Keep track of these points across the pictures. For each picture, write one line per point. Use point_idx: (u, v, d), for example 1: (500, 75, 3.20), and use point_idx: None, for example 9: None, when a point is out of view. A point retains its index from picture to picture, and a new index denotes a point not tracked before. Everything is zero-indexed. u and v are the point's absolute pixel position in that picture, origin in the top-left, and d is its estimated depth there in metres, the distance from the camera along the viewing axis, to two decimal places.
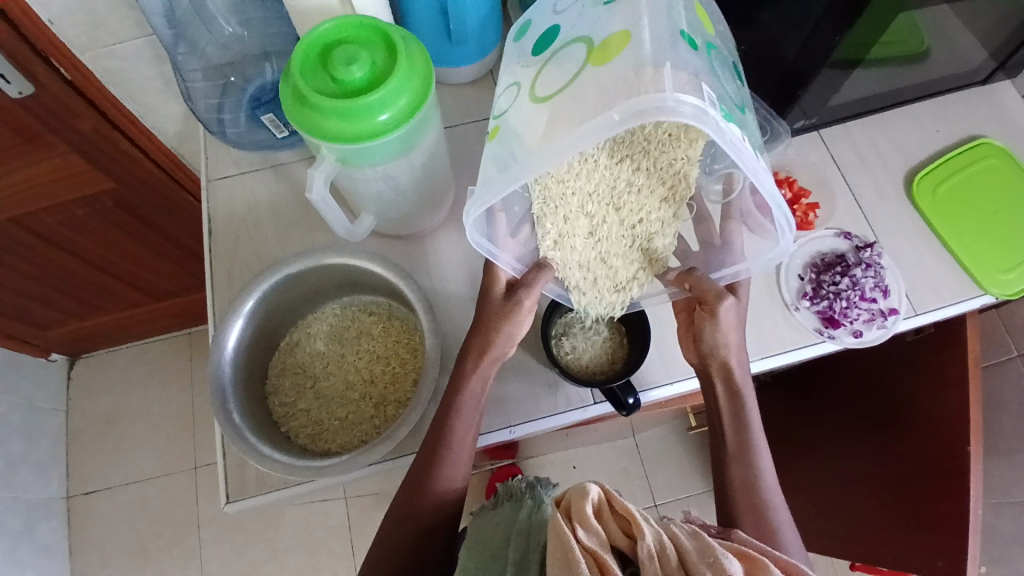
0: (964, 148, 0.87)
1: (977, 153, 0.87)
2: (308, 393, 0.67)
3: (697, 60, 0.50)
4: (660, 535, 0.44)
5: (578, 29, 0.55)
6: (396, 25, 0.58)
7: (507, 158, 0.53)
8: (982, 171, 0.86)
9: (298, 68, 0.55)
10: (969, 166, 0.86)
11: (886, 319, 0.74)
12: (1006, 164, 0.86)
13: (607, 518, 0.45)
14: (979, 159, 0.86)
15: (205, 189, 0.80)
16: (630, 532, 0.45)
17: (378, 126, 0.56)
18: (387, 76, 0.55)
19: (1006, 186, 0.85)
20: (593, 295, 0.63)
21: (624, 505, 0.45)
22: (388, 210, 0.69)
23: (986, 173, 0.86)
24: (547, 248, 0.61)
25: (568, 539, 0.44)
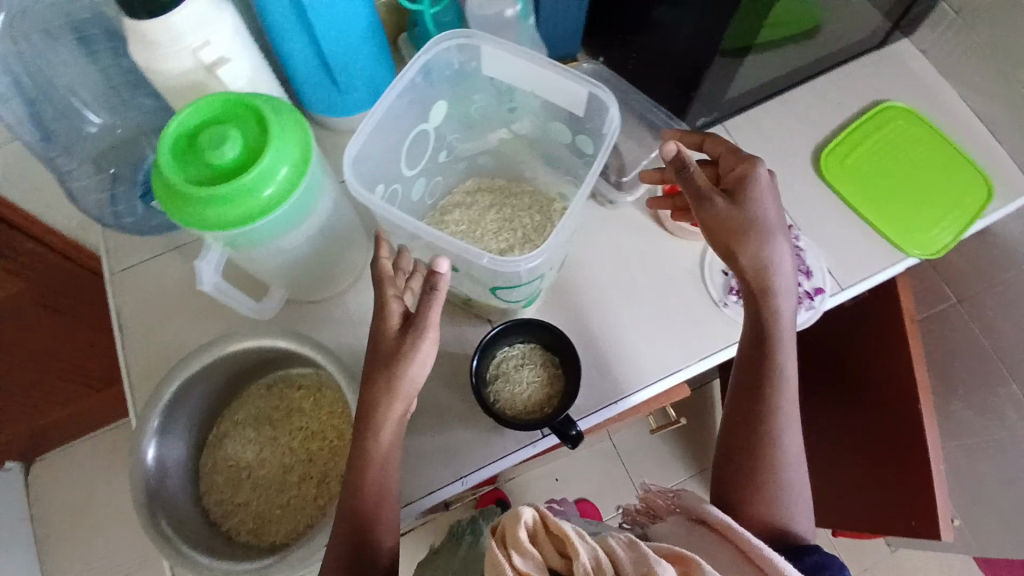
0: (866, 114, 0.87)
1: (879, 117, 0.88)
2: (245, 484, 0.64)
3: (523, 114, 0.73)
4: (597, 553, 0.42)
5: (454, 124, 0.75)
6: (263, 95, 0.55)
7: (372, 154, 0.66)
8: (886, 133, 0.87)
9: (167, 159, 0.53)
10: (874, 131, 0.87)
11: (813, 300, 0.75)
12: (907, 124, 0.88)
13: (542, 541, 0.43)
14: (881, 122, 0.87)
15: (109, 284, 0.76)
16: (566, 552, 0.43)
17: (263, 203, 0.52)
18: (260, 150, 0.52)
19: (912, 145, 0.87)
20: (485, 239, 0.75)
21: (559, 526, 0.43)
22: (297, 281, 0.66)
23: (890, 135, 0.87)
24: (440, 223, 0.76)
25: (502, 567, 0.42)
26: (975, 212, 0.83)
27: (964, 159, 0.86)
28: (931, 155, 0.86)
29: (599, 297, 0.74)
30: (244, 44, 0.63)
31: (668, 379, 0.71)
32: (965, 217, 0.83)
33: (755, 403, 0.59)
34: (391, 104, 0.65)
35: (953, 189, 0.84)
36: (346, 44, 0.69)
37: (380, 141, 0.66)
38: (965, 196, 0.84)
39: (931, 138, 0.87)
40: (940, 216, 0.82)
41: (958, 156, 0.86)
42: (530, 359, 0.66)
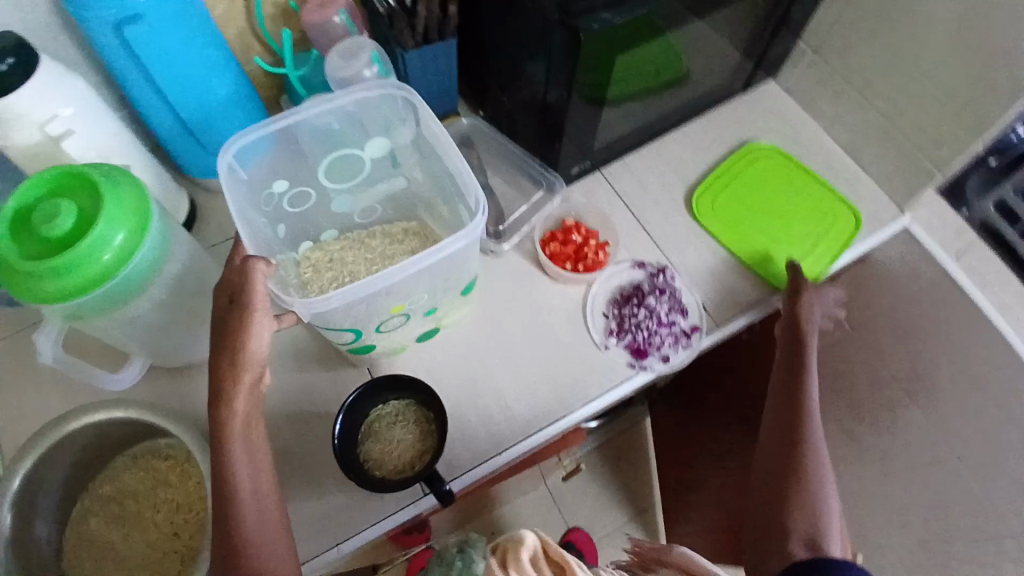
0: (731, 158, 0.92)
1: (743, 160, 0.93)
2: (110, 563, 0.62)
3: (428, 164, 0.70)
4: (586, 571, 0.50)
5: (367, 167, 0.72)
6: (101, 163, 0.55)
7: (252, 172, 0.66)
8: (752, 175, 0.92)
9: (1, 237, 0.52)
10: (740, 175, 0.92)
11: (689, 338, 0.77)
12: (770, 165, 0.93)
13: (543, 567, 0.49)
14: (747, 165, 0.92)
15: None
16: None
17: (100, 270, 0.52)
18: (93, 219, 0.52)
19: (777, 185, 0.92)
20: (320, 283, 0.68)
21: (560, 554, 0.50)
22: (160, 345, 0.65)
23: (756, 177, 0.92)
24: (298, 257, 0.71)
25: None
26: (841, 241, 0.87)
27: (827, 192, 0.91)
28: (796, 192, 0.91)
29: (479, 347, 0.75)
30: (98, 115, 0.62)
31: (553, 427, 0.72)
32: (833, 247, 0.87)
33: (790, 449, 0.69)
34: (279, 129, 0.65)
35: (819, 222, 0.89)
36: (211, 109, 0.69)
37: (263, 163, 0.67)
38: (831, 227, 0.88)
39: (794, 172, 0.93)
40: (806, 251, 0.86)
41: (821, 190, 0.91)
42: (404, 416, 0.65)
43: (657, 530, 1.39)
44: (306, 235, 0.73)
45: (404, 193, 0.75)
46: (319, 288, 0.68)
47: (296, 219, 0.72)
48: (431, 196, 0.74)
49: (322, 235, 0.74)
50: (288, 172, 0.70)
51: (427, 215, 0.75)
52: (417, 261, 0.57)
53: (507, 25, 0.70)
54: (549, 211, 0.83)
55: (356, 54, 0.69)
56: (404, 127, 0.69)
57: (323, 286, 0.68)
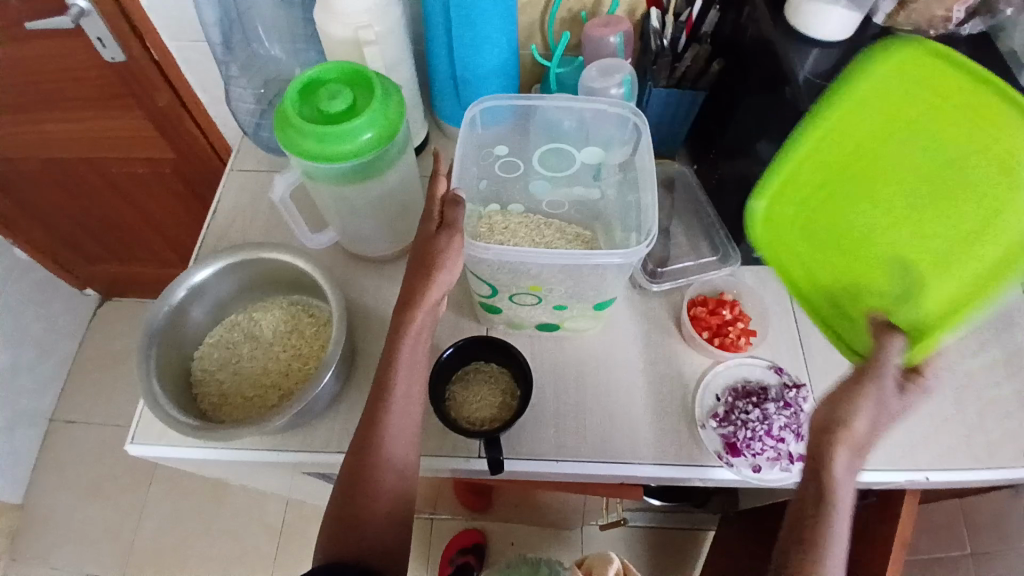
0: (885, 67, 0.60)
1: (897, 78, 0.60)
2: (229, 367, 0.73)
3: (624, 186, 0.74)
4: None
5: (573, 169, 0.78)
6: (385, 74, 0.66)
7: (487, 127, 0.75)
8: (901, 132, 0.60)
9: (291, 93, 0.64)
10: (853, 179, 0.64)
11: (791, 464, 0.71)
12: (869, 182, 0.63)
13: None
14: (874, 130, 0.62)
15: (226, 176, 0.91)
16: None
17: (343, 151, 0.62)
18: (360, 112, 0.63)
19: (853, 202, 0.64)
20: (489, 235, 0.73)
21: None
22: (349, 228, 0.76)
23: (893, 147, 0.61)
24: (482, 213, 0.76)
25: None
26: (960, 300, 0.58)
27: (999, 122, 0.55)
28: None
29: (589, 362, 0.76)
30: (395, 38, 0.75)
31: (613, 467, 0.71)
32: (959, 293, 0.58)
33: None
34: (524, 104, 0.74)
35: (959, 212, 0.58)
36: (477, 71, 0.80)
37: (499, 125, 0.76)
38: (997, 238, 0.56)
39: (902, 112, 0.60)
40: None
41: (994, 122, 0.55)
42: (497, 383, 0.68)
43: None
44: (495, 201, 0.79)
45: (590, 205, 0.78)
46: (487, 238, 0.73)
47: (497, 183, 0.78)
48: (612, 216, 0.77)
49: (509, 207, 0.78)
50: (511, 142, 0.78)
51: (599, 231, 0.78)
52: (576, 255, 0.61)
53: (763, 97, 0.71)
54: (713, 277, 0.82)
55: (611, 73, 0.74)
56: (624, 148, 0.74)
57: (490, 237, 0.73)
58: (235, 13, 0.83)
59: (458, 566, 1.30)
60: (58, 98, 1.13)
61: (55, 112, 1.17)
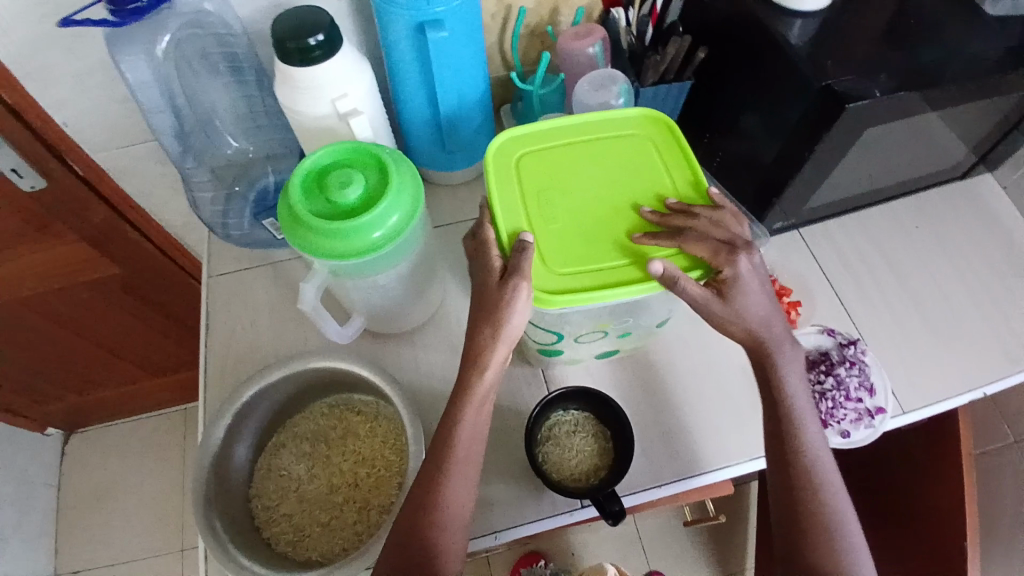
0: (526, 132, 0.63)
1: (523, 139, 0.62)
2: (292, 496, 0.67)
3: None
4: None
5: None
6: (387, 147, 0.62)
7: None
8: (580, 166, 0.60)
9: (295, 190, 0.58)
10: (554, 213, 0.57)
11: (873, 419, 0.74)
12: (534, 206, 0.58)
13: None
14: (504, 176, 0.60)
15: (206, 285, 0.82)
16: None
17: (370, 243, 0.58)
18: (378, 197, 0.58)
19: (551, 232, 0.57)
20: None
21: None
22: (376, 310, 0.71)
23: (551, 189, 0.59)
24: None
25: None
26: (584, 289, 0.54)
27: (649, 136, 0.63)
28: (526, 209, 0.58)
29: (654, 378, 0.74)
30: (372, 102, 0.69)
31: (716, 474, 0.69)
32: (588, 285, 0.54)
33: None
34: None
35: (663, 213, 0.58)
36: (460, 113, 0.76)
37: None
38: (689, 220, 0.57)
39: (508, 176, 0.60)
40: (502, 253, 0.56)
41: (643, 136, 0.63)
42: (584, 434, 0.68)
43: None
44: None
45: None
46: None
47: None
48: None
49: None
50: None
51: None
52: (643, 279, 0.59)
53: (757, 78, 0.71)
54: None
55: (606, 85, 0.73)
56: None
57: None
58: (190, 107, 0.75)
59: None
60: None
61: None
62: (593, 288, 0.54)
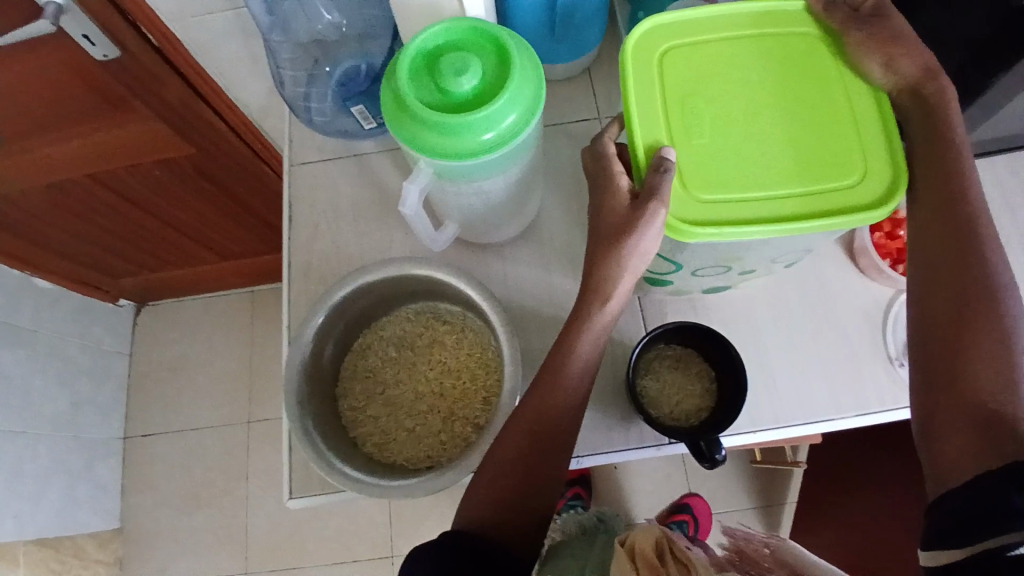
0: (671, 23, 0.53)
1: (667, 34, 0.53)
2: (378, 399, 0.67)
3: None
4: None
5: None
6: (509, 29, 0.54)
7: None
8: (736, 70, 0.51)
9: (403, 73, 0.52)
10: (700, 125, 0.50)
11: None
12: (677, 115, 0.50)
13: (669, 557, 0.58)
14: (643, 79, 0.52)
15: (288, 173, 0.78)
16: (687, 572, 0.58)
17: (483, 144, 0.52)
18: (496, 91, 0.51)
19: (696, 149, 0.49)
20: None
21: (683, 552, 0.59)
22: (472, 220, 0.66)
23: (698, 95, 0.51)
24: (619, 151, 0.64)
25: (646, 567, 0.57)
26: (731, 221, 0.47)
27: (821, 38, 0.52)
28: (668, 119, 0.50)
29: (760, 320, 0.69)
30: None
31: (818, 425, 0.65)
32: (737, 213, 0.47)
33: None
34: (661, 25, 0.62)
35: (833, 135, 0.49)
36: None
37: None
38: (863, 145, 0.48)
39: (647, 76, 0.52)
40: (636, 173, 0.50)
41: (814, 37, 0.52)
42: (686, 372, 0.64)
43: (781, 538, 1.28)
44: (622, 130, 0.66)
45: None
46: None
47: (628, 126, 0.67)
48: None
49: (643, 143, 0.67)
50: None
51: None
52: None
53: None
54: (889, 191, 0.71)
55: None
56: None
57: None
58: None
59: (572, 498, 1.26)
60: (48, 116, 0.91)
61: (44, 133, 0.95)
62: (743, 219, 0.47)
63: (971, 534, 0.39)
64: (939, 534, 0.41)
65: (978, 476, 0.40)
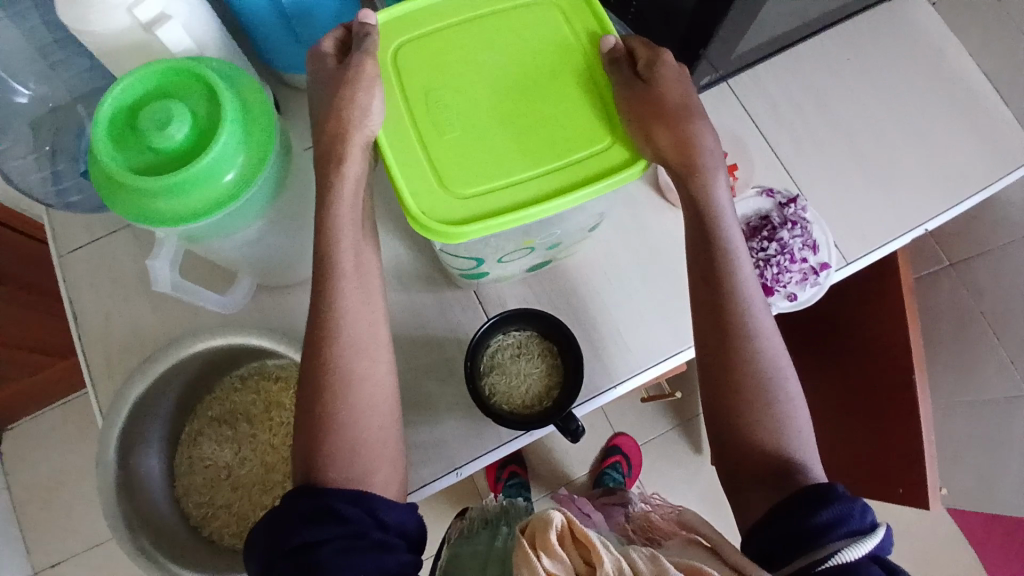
0: (397, 19, 0.50)
1: (394, 31, 0.49)
2: (225, 485, 0.61)
3: None
4: (620, 564, 0.41)
5: None
6: (213, 62, 0.48)
7: None
8: (473, 53, 0.49)
9: (102, 143, 0.45)
10: (448, 120, 0.47)
11: (818, 276, 0.71)
12: (422, 116, 0.47)
13: (570, 547, 0.43)
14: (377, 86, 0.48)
15: (59, 266, 0.68)
16: (589, 558, 0.43)
17: (224, 189, 0.46)
18: (216, 131, 0.45)
19: (448, 145, 0.46)
20: None
21: (586, 533, 0.43)
22: (267, 266, 0.60)
23: (439, 89, 0.48)
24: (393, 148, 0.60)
25: (532, 563, 0.42)
26: (499, 212, 0.45)
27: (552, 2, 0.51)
28: (414, 123, 0.47)
29: (592, 277, 0.68)
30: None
31: (672, 360, 0.67)
32: (504, 204, 0.45)
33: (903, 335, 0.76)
34: None
35: (581, 101, 0.48)
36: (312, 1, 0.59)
37: None
38: (612, 101, 0.48)
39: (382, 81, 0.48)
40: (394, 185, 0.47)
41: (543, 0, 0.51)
42: (529, 356, 0.63)
43: (701, 445, 1.35)
44: None
45: None
46: None
47: None
48: None
49: None
50: None
51: None
52: None
53: None
54: None
55: None
56: None
57: None
58: None
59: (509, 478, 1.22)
60: None
61: None
62: (512, 209, 0.45)
63: (787, 555, 0.42)
64: (764, 562, 0.43)
65: (782, 501, 0.44)
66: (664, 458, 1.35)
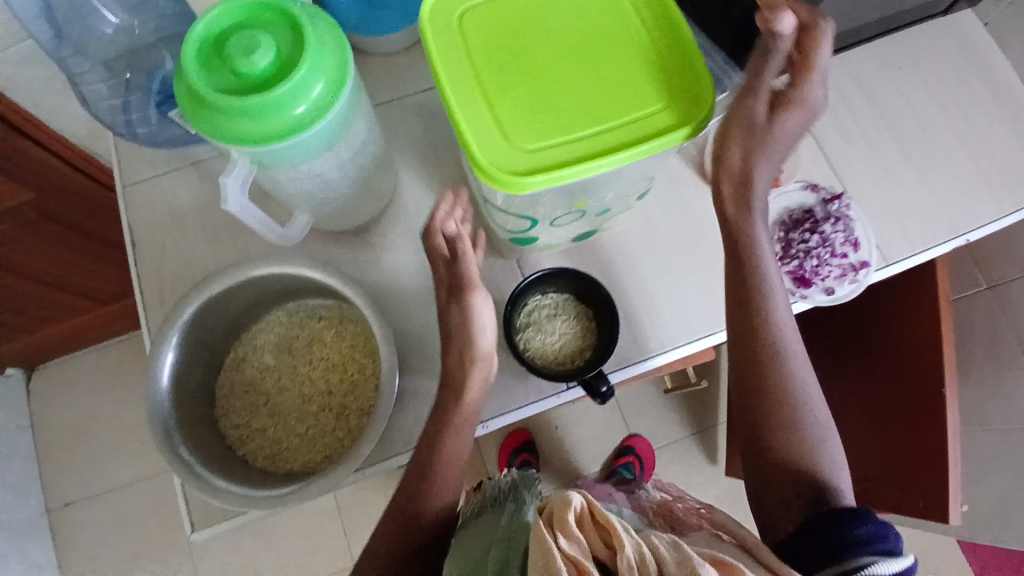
0: None
1: None
2: (262, 411, 0.64)
3: None
4: (639, 548, 0.39)
5: None
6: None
7: None
8: (538, 18, 0.51)
9: (190, 63, 0.48)
10: (512, 77, 0.49)
11: (856, 274, 0.72)
12: (487, 71, 0.49)
13: (588, 529, 0.41)
14: (445, 42, 0.50)
15: (122, 195, 0.72)
16: (610, 541, 0.41)
17: (294, 121, 0.48)
18: (296, 63, 0.48)
19: (512, 100, 0.48)
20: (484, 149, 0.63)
21: (605, 515, 0.41)
22: (321, 207, 0.63)
23: (504, 49, 0.50)
24: None
25: (549, 545, 0.40)
26: (558, 166, 0.47)
27: None
28: (479, 77, 0.49)
29: (632, 252, 0.70)
30: None
31: (707, 339, 0.68)
32: (564, 156, 0.47)
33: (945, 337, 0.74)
34: None
35: (642, 68, 0.50)
36: None
37: None
38: (671, 68, 0.50)
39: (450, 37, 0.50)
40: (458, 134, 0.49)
41: None
42: (564, 319, 0.65)
43: (715, 449, 1.35)
44: None
45: None
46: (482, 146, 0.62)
47: None
48: None
49: None
50: None
51: None
52: None
53: None
54: None
55: None
56: None
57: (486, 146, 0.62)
58: None
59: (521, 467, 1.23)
60: None
61: None
62: (572, 161, 0.47)
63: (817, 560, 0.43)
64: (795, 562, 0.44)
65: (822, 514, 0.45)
66: (677, 459, 1.34)
